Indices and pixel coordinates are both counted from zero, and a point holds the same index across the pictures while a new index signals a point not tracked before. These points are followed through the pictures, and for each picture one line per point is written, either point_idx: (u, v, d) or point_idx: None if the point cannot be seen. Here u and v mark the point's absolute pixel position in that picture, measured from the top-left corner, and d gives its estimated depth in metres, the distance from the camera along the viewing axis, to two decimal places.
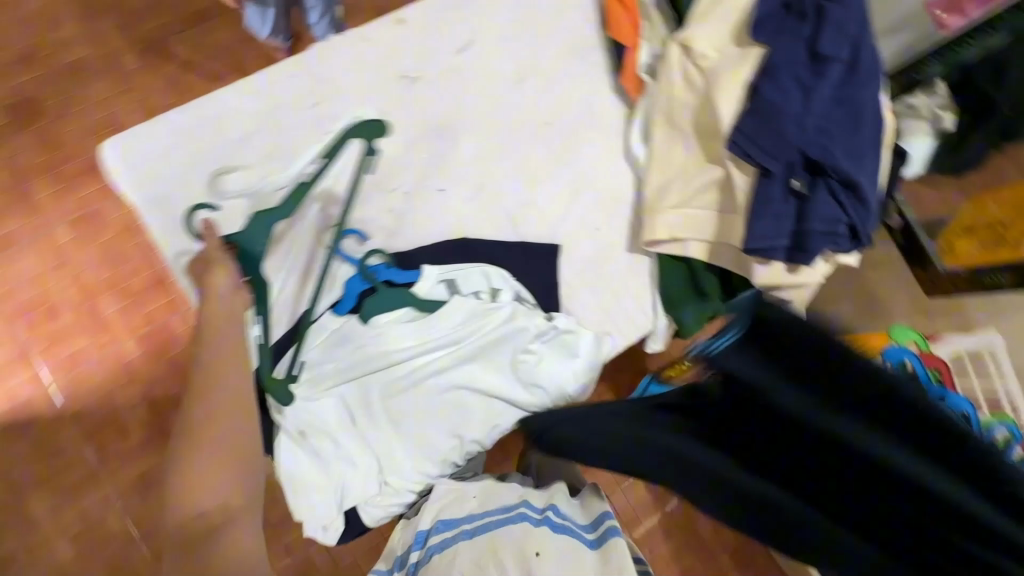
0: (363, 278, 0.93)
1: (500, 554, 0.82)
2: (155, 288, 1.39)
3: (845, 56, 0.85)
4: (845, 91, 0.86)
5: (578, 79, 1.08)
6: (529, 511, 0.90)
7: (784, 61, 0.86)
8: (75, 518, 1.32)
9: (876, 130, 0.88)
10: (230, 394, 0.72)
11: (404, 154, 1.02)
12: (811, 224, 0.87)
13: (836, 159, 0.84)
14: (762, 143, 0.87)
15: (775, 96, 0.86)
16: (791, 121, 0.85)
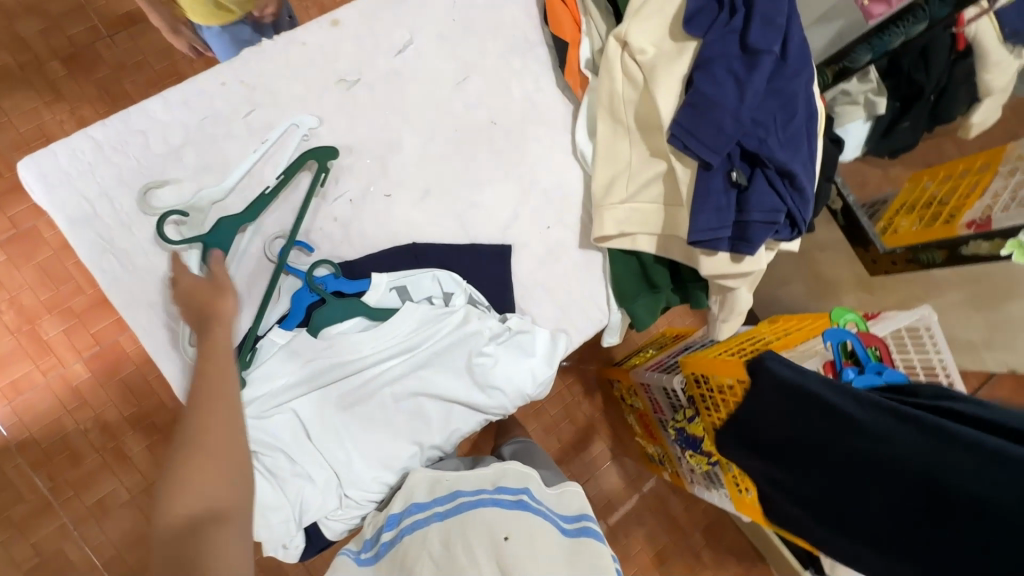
0: (311, 290, 0.92)
1: (469, 538, 0.80)
2: (100, 307, 1.33)
3: (775, 48, 0.86)
4: (777, 83, 0.87)
5: (524, 76, 1.08)
6: (504, 495, 0.85)
7: (716, 55, 0.88)
8: (29, 551, 1.25)
9: (808, 120, 0.91)
10: (224, 413, 0.69)
11: (347, 160, 0.99)
12: (751, 213, 0.89)
13: (771, 150, 0.87)
14: (701, 135, 0.87)
15: (710, 90, 0.87)
16: (727, 113, 0.86)
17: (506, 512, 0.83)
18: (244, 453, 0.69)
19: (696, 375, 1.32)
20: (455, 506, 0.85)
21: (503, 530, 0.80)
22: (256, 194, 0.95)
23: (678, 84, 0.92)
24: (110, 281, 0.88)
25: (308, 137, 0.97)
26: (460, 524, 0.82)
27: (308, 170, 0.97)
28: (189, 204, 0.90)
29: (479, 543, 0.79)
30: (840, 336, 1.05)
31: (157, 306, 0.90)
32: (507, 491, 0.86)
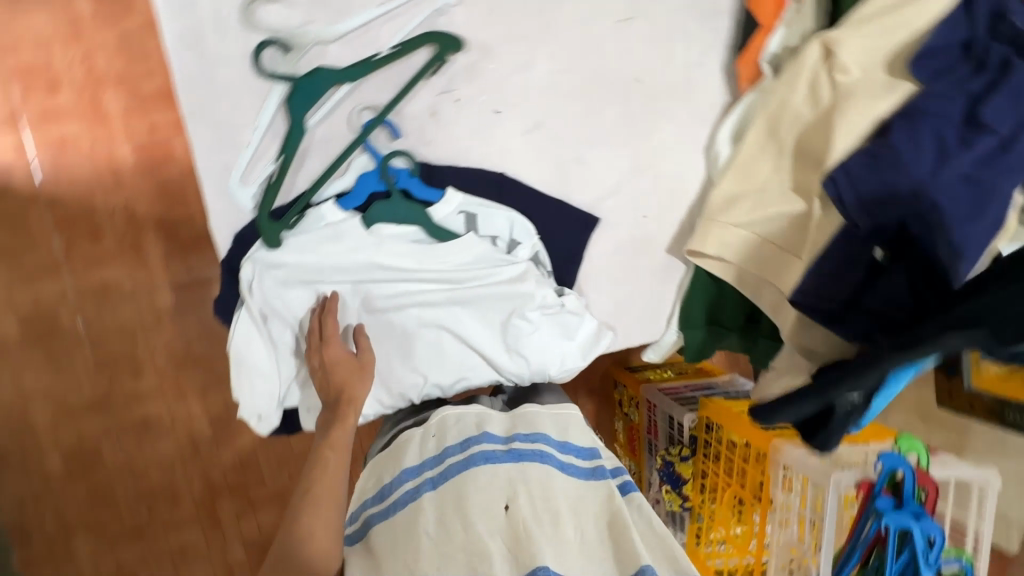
0: (380, 178, 0.84)
1: (463, 502, 0.74)
2: (167, 100, 1.26)
3: (1004, 129, 0.70)
4: (988, 168, 0.69)
5: (694, 42, 0.93)
6: (492, 446, 0.80)
7: (933, 111, 0.72)
8: (28, 300, 1.27)
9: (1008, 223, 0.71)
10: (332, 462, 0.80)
11: (470, 55, 0.87)
12: (866, 298, 0.77)
13: (932, 241, 0.70)
14: (863, 190, 0.74)
15: (904, 146, 0.72)
16: (908, 179, 0.71)
17: (501, 466, 0.77)
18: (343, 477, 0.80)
19: (709, 421, 1.25)
20: (445, 469, 0.79)
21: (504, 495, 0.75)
22: (367, 53, 0.84)
23: (866, 126, 0.78)
24: (183, 79, 0.79)
25: (440, 14, 0.85)
26: (456, 483, 0.76)
27: (425, 47, 0.85)
28: (291, 36, 0.80)
29: (484, 513, 0.73)
30: (893, 462, 0.91)
31: (223, 128, 0.82)
32: (496, 441, 0.81)
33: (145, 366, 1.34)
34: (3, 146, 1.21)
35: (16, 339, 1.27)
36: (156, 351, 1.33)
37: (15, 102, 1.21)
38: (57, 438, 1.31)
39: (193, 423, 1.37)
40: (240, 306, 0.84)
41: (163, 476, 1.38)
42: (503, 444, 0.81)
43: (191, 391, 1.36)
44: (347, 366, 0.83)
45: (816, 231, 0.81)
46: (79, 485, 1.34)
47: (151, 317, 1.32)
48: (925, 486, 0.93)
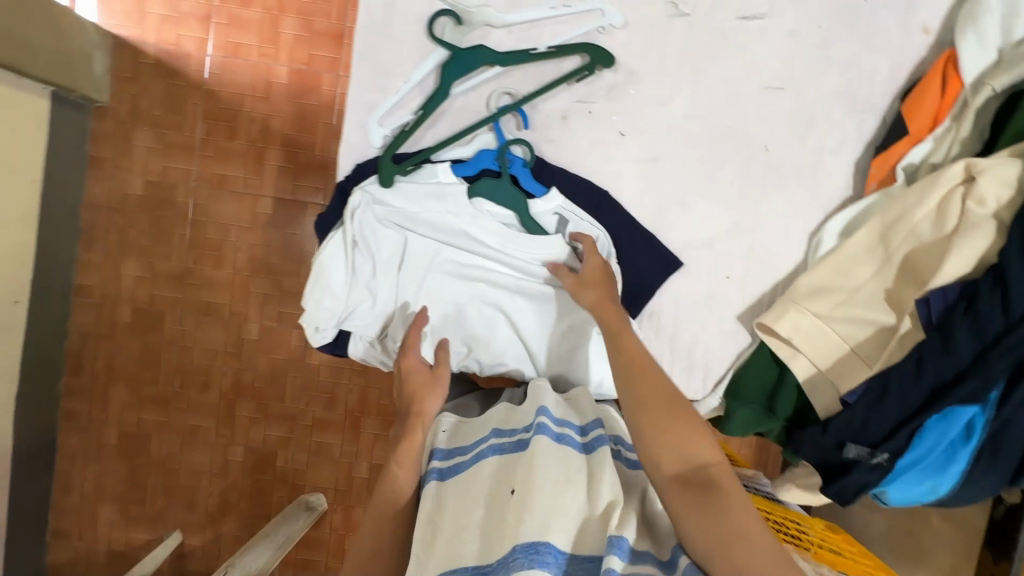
0: (497, 158, 0.90)
1: (473, 497, 0.67)
2: (332, 40, 1.37)
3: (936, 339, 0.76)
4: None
5: (831, 135, 0.93)
6: (497, 441, 0.73)
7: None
8: (158, 171, 1.40)
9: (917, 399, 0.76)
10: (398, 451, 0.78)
11: (616, 76, 0.92)
12: (914, 421, 0.76)
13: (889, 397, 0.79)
14: (944, 334, 0.75)
15: (995, 312, 0.71)
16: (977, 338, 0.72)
17: (506, 457, 0.70)
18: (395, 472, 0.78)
19: None
20: (455, 464, 0.73)
21: (509, 482, 0.66)
22: (525, 46, 0.91)
23: (985, 258, 0.76)
24: (368, 23, 0.90)
25: (602, 32, 0.91)
26: (469, 474, 0.70)
27: (578, 56, 0.91)
28: (467, 11, 0.89)
29: (490, 503, 0.65)
30: None
31: (382, 72, 0.91)
32: (501, 434, 0.74)
33: (226, 259, 1.42)
34: (190, 36, 1.36)
35: (136, 200, 1.40)
36: (241, 249, 1.42)
37: (213, 4, 1.35)
38: (135, 294, 1.42)
39: (245, 325, 1.44)
40: (338, 227, 0.90)
41: (203, 361, 1.45)
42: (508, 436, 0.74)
43: (254, 294, 1.43)
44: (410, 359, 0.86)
45: (896, 347, 0.80)
46: (135, 341, 1.44)
47: (246, 219, 1.41)
48: None
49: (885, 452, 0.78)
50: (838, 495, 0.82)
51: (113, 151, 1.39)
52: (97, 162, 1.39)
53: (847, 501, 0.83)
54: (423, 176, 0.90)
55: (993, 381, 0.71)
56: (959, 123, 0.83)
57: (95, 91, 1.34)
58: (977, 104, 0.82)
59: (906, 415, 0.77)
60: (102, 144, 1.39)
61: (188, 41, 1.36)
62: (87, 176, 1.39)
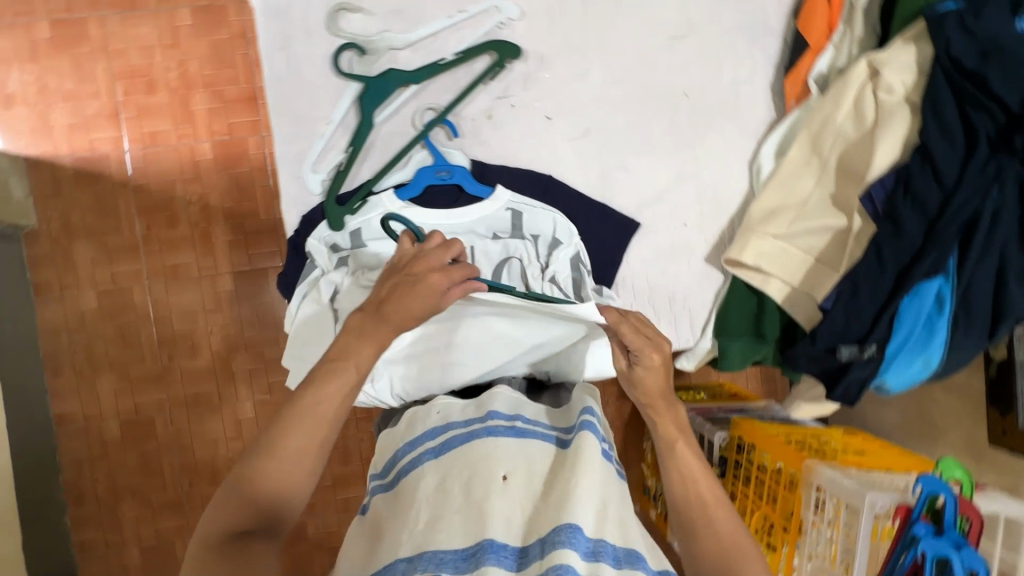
0: (436, 173, 0.91)
1: (461, 475, 0.66)
2: (245, 103, 1.36)
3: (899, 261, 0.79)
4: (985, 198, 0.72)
5: (741, 67, 0.97)
6: (495, 423, 0.71)
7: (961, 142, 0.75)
8: (107, 278, 1.36)
9: (888, 324, 0.79)
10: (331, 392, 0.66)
11: (527, 64, 0.94)
12: (891, 304, 0.78)
13: (861, 317, 0.82)
14: (892, 218, 0.79)
15: (929, 187, 0.76)
16: (917, 213, 0.77)
17: (507, 443, 0.69)
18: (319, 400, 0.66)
19: (741, 441, 1.19)
20: (449, 438, 0.71)
21: (497, 467, 0.66)
22: (433, 58, 0.92)
23: (908, 141, 0.81)
24: (274, 78, 0.90)
25: (503, 27, 0.93)
26: (460, 455, 0.69)
27: (486, 55, 0.93)
28: (369, 41, 0.90)
29: (474, 484, 0.65)
30: (934, 486, 0.84)
31: (303, 120, 0.91)
32: (500, 416, 0.72)
33: (201, 346, 1.39)
34: (103, 138, 1.33)
35: (93, 313, 1.37)
36: (212, 331, 1.39)
37: (118, 100, 1.33)
38: (117, 407, 1.38)
39: (238, 406, 1.41)
40: (303, 280, 0.91)
41: (205, 452, 1.41)
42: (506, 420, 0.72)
43: (239, 372, 1.41)
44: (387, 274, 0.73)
45: (854, 245, 0.84)
46: (129, 454, 1.39)
47: (211, 300, 1.39)
48: (966, 515, 0.84)
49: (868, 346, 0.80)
50: (844, 398, 0.85)
51: (55, 271, 1.35)
52: (42, 287, 1.35)
53: (853, 400, 0.85)
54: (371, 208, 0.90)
55: (949, 249, 0.75)
56: (851, 26, 0.88)
57: (21, 217, 1.31)
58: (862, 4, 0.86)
59: (882, 303, 0.80)
60: (43, 267, 1.35)
61: (102, 142, 1.34)
62: (36, 303, 1.35)
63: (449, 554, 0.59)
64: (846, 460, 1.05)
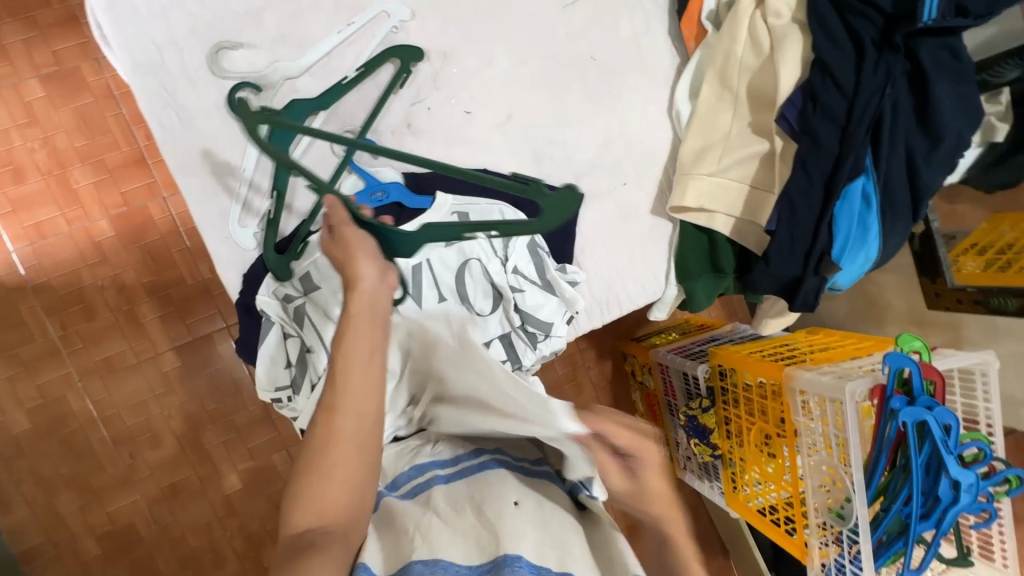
0: (372, 197, 0.87)
1: (478, 497, 0.68)
2: (134, 166, 1.24)
3: (825, 168, 0.84)
4: (881, 93, 0.79)
5: (636, 17, 0.99)
6: (509, 458, 0.77)
7: (847, 51, 0.81)
8: (34, 393, 1.23)
9: (824, 233, 0.86)
10: (365, 375, 0.67)
11: (432, 64, 0.92)
12: (826, 212, 0.85)
13: (802, 233, 0.87)
14: (808, 131, 0.84)
15: (832, 98, 0.82)
16: (829, 123, 0.83)
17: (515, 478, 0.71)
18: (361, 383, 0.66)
19: (722, 368, 1.27)
20: (466, 466, 0.74)
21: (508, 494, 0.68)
22: (334, 79, 0.88)
23: (805, 57, 0.86)
24: (167, 136, 0.83)
25: (397, 30, 0.90)
26: (472, 482, 0.71)
27: (389, 63, 0.89)
28: (262, 77, 0.84)
29: (486, 507, 0.66)
30: (900, 362, 0.93)
31: (213, 177, 0.85)
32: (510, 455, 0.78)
33: (162, 435, 1.30)
34: None
35: (28, 434, 1.23)
36: (170, 415, 1.30)
37: None
38: (89, 523, 1.27)
39: (223, 483, 1.33)
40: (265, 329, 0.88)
41: (200, 540, 1.32)
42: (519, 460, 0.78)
43: (213, 448, 1.32)
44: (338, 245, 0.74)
45: (781, 165, 0.89)
46: (118, 568, 1.28)
47: (160, 382, 1.29)
48: (930, 379, 0.95)
49: (811, 259, 0.87)
50: (804, 306, 0.91)
51: None
52: None
53: (811, 306, 0.92)
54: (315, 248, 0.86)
55: (863, 150, 0.81)
56: None
57: None
58: None
59: (818, 212, 0.86)
60: None
61: None
62: None
63: (462, 569, 0.59)
64: (820, 358, 1.13)
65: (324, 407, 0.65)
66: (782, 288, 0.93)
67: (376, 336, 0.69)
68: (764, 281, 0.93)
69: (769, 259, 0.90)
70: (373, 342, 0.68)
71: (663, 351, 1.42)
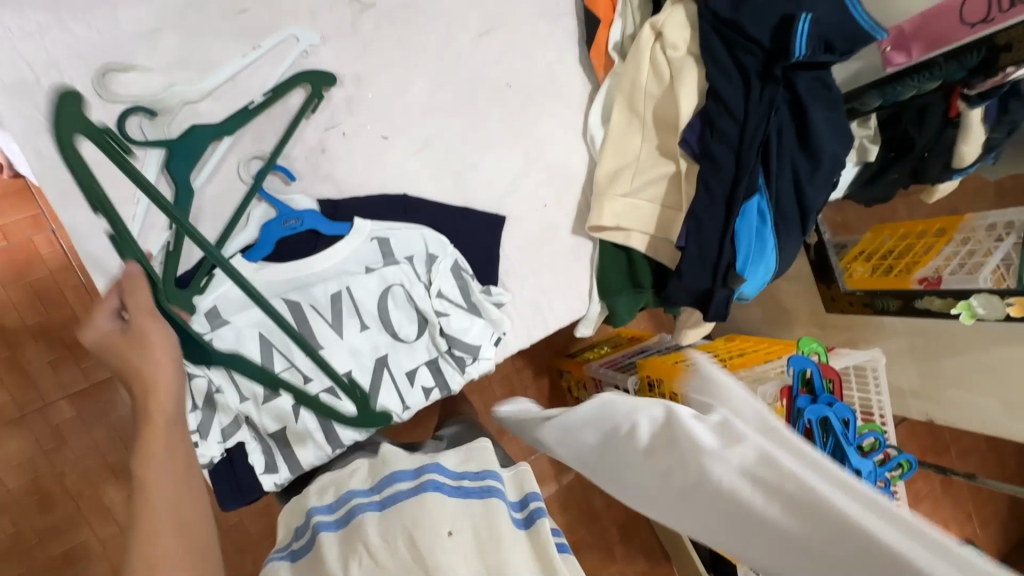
0: (285, 225, 0.84)
1: (412, 530, 0.66)
2: (16, 198, 1.09)
3: (724, 188, 0.91)
4: (767, 119, 0.87)
5: (549, 46, 1.03)
6: (442, 478, 0.72)
7: (736, 81, 0.89)
8: None
9: (729, 247, 0.92)
10: (171, 474, 0.60)
11: (346, 88, 0.90)
12: (728, 228, 0.91)
13: (709, 247, 0.93)
14: (709, 153, 0.91)
15: (726, 124, 0.89)
16: (725, 145, 0.90)
17: (451, 501, 0.69)
18: (187, 483, 0.61)
19: (650, 379, 1.31)
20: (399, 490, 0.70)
21: (443, 524, 0.67)
22: (240, 104, 0.84)
23: (701, 86, 0.92)
24: (44, 163, 0.75)
25: (307, 55, 0.88)
26: (399, 512, 0.68)
27: (299, 88, 0.87)
28: (157, 101, 0.79)
29: (419, 537, 0.65)
30: (802, 363, 1.01)
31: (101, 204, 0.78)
32: (446, 474, 0.73)
33: (52, 496, 1.15)
34: None
35: None
36: (64, 472, 1.15)
37: None
38: None
39: None
40: None
41: None
42: (454, 479, 0.73)
43: (116, 505, 1.18)
44: (118, 344, 0.65)
45: (687, 185, 0.94)
46: None
47: (48, 437, 1.14)
48: (829, 378, 1.05)
49: (719, 271, 0.93)
50: (717, 315, 0.97)
51: None
52: None
53: (723, 316, 0.98)
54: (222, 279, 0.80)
55: (755, 172, 0.88)
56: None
57: None
58: None
59: (722, 228, 0.92)
60: None
61: None
62: None
63: None
64: (736, 364, 1.21)
65: (139, 536, 0.56)
66: (695, 299, 0.99)
67: (178, 444, 0.63)
68: (683, 291, 0.99)
69: (684, 272, 0.96)
70: (167, 438, 0.62)
71: (595, 366, 1.46)
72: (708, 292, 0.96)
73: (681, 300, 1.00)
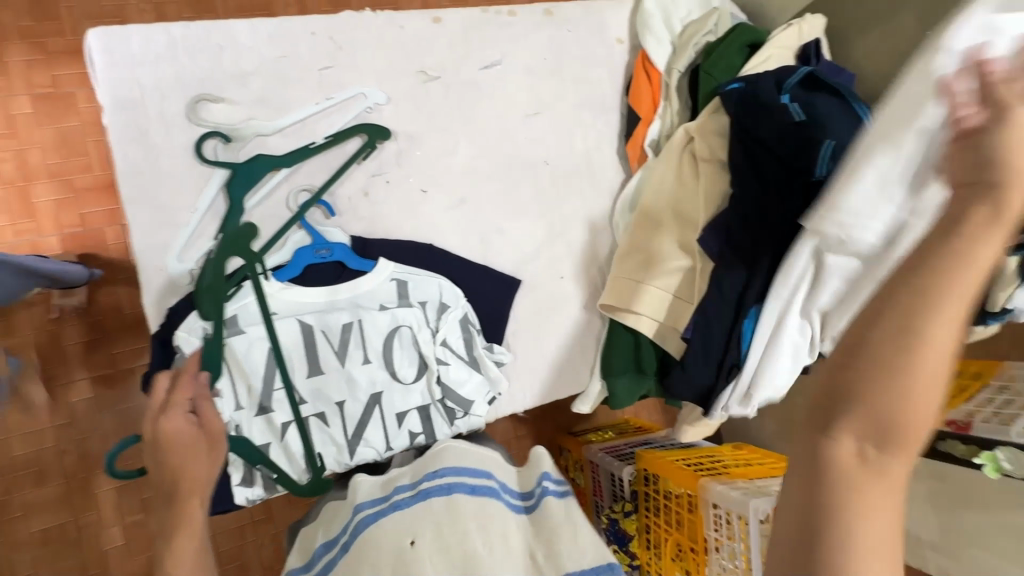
0: (317, 252, 0.90)
1: (373, 555, 0.66)
2: (100, 191, 1.20)
3: (737, 291, 0.92)
4: (782, 231, 0.90)
5: (590, 134, 1.11)
6: (401, 494, 0.74)
7: (758, 189, 0.92)
8: None
9: (735, 349, 0.92)
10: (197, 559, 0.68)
11: (398, 143, 1.00)
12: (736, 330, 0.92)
13: (714, 345, 0.94)
14: (725, 254, 0.93)
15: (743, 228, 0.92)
16: (741, 247, 0.92)
17: (414, 510, 0.70)
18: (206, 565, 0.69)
19: (647, 473, 1.25)
20: (356, 526, 0.72)
21: (405, 534, 0.68)
22: (303, 142, 0.95)
23: (724, 190, 0.98)
24: (127, 167, 0.86)
25: (371, 111, 0.98)
26: (360, 547, 0.68)
27: (357, 137, 0.97)
28: (234, 129, 0.90)
29: (385, 559, 0.65)
30: None
31: (164, 209, 0.88)
32: (405, 488, 0.75)
33: (50, 471, 1.19)
34: None
35: None
36: (65, 450, 1.20)
37: None
38: None
39: (103, 535, 1.21)
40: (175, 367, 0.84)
41: None
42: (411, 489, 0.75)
43: (102, 493, 1.21)
44: (191, 440, 0.75)
45: (700, 280, 0.95)
46: None
47: (62, 412, 1.20)
48: None
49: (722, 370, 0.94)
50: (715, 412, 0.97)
51: None
52: None
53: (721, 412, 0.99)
54: (247, 290, 0.86)
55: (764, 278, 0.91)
56: (670, 101, 1.07)
57: None
58: (675, 83, 1.07)
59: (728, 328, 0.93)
60: None
61: None
62: None
63: None
64: (738, 472, 1.16)
65: None
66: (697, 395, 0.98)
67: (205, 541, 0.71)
68: (687, 389, 0.98)
69: (687, 366, 0.96)
70: (200, 537, 0.70)
71: (595, 447, 1.42)
72: (709, 391, 0.97)
73: (682, 394, 0.99)
